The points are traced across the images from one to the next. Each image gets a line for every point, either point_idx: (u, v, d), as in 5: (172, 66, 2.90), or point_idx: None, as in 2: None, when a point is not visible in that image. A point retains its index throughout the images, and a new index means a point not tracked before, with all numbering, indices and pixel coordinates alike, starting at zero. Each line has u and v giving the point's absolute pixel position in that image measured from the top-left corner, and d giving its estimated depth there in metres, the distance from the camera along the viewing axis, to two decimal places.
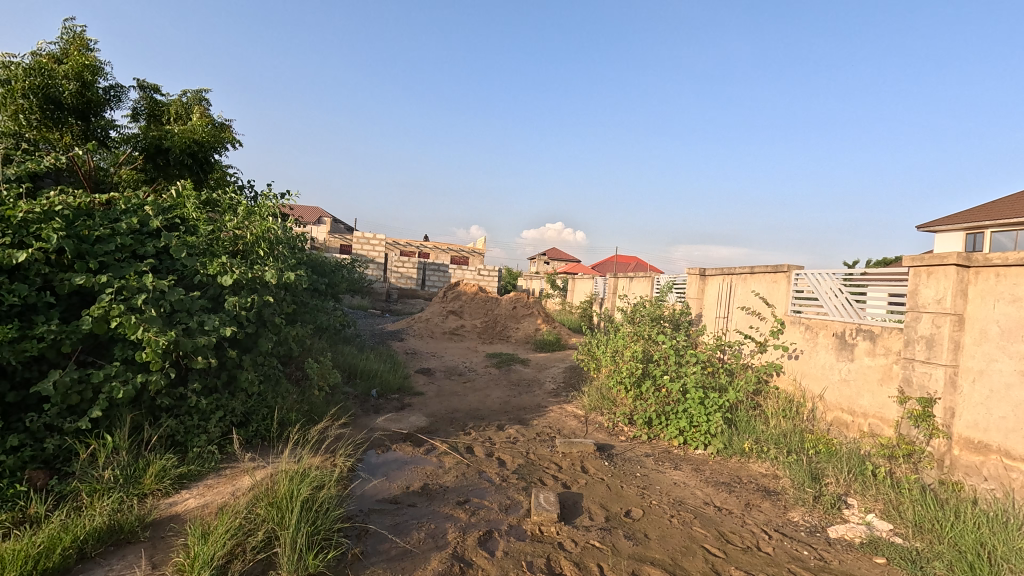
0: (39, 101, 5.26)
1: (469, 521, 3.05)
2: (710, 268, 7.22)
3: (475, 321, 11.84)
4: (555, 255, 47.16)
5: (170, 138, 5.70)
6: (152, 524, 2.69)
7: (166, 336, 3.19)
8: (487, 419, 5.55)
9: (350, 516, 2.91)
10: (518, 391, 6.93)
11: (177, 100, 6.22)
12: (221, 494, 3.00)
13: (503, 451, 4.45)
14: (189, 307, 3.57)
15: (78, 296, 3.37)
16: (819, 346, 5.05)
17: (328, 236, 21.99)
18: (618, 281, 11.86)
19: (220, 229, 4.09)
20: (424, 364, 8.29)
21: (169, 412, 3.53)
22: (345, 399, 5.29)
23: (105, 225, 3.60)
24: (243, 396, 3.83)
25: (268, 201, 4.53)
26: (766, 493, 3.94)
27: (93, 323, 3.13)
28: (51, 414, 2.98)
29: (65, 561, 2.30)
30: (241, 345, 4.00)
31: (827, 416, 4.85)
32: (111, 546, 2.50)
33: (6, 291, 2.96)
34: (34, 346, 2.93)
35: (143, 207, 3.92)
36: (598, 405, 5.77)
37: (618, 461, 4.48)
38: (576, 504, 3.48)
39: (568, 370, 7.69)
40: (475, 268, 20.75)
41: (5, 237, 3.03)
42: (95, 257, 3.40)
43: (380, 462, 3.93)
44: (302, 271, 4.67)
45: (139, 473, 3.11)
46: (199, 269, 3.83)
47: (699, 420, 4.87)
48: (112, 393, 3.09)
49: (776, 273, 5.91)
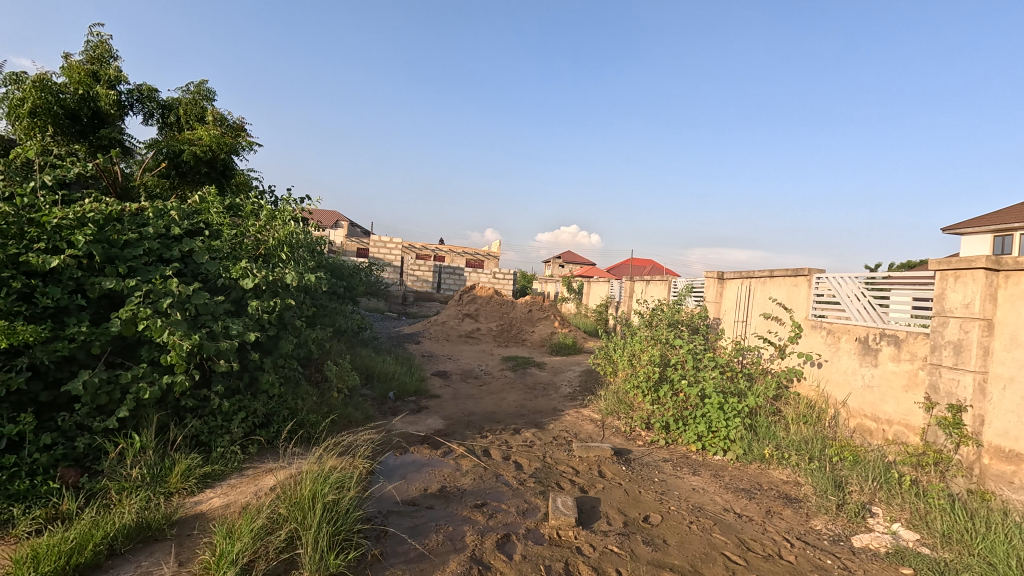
0: (57, 115, 5.23)
1: (487, 525, 3.05)
2: (729, 271, 7.13)
3: (491, 324, 11.87)
4: (571, 258, 47.11)
5: (188, 144, 5.81)
6: (178, 523, 2.75)
7: (190, 340, 3.27)
8: (504, 423, 5.55)
9: (369, 518, 2.93)
10: (534, 395, 6.91)
11: (186, 100, 6.28)
12: (244, 494, 3.05)
13: (520, 455, 4.45)
14: (213, 310, 3.65)
15: (107, 299, 3.48)
16: (842, 352, 4.96)
17: (345, 239, 22.36)
18: (633, 285, 11.73)
19: (243, 234, 4.18)
20: (440, 367, 8.34)
21: (193, 412, 3.59)
22: (363, 402, 5.34)
23: (134, 230, 3.72)
24: (265, 398, 3.90)
25: (295, 209, 4.66)
26: (788, 500, 3.88)
27: (122, 325, 3.23)
28: (82, 413, 3.08)
29: (95, 557, 2.36)
30: (262, 347, 4.07)
31: (851, 422, 4.76)
32: (139, 542, 2.56)
33: (40, 294, 3.06)
34: (65, 346, 3.02)
35: (170, 212, 4.03)
36: (615, 409, 5.75)
37: (636, 465, 4.45)
38: (593, 509, 3.47)
39: (584, 375, 7.68)
40: (491, 271, 20.77)
41: (40, 243, 3.15)
42: (124, 261, 3.52)
43: (398, 463, 3.97)
44: (321, 275, 4.75)
45: (165, 472, 3.18)
46: (222, 272, 3.90)
47: (718, 426, 4.81)
48: (139, 393, 3.18)
49: (796, 277, 5.81)
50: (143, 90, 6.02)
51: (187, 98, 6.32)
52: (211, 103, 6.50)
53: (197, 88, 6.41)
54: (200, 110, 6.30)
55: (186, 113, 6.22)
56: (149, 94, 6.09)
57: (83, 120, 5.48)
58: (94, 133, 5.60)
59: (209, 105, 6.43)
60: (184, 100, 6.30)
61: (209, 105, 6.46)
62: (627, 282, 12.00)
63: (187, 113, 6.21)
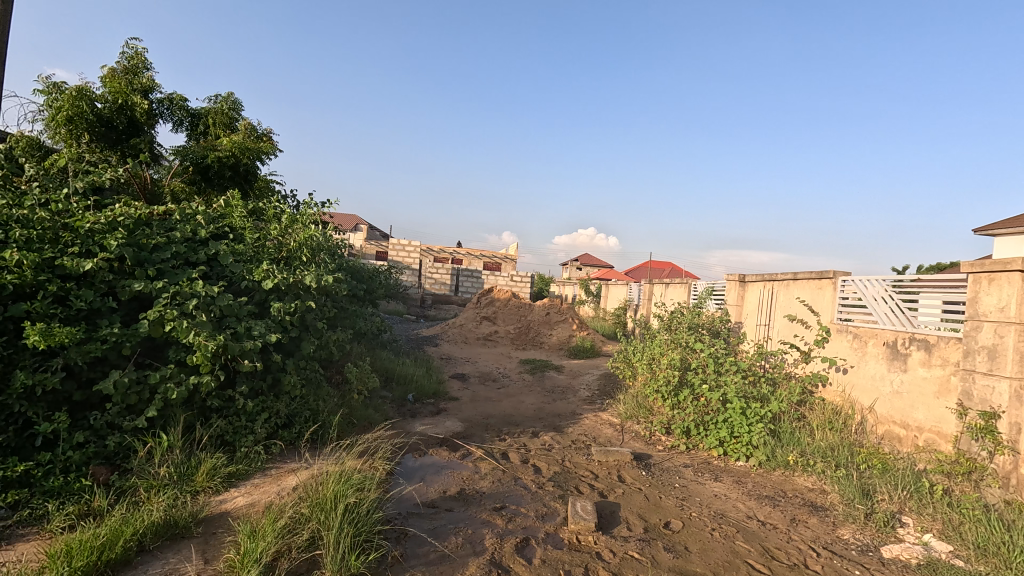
0: (92, 123, 5.41)
1: (506, 528, 3.04)
2: (751, 274, 7.01)
3: (509, 327, 11.87)
4: (589, 261, 46.93)
5: (213, 150, 5.95)
6: (204, 521, 2.81)
7: (215, 340, 3.34)
8: (522, 426, 5.54)
9: (389, 519, 2.95)
10: (552, 398, 6.88)
11: (215, 109, 6.44)
12: (267, 493, 3.10)
13: (538, 458, 4.44)
14: (237, 312, 3.72)
15: (137, 302, 3.57)
16: (868, 357, 4.84)
17: (364, 242, 22.65)
18: (652, 288, 11.62)
19: (265, 237, 4.25)
20: (459, 369, 8.37)
21: (218, 413, 3.66)
22: (382, 404, 5.39)
23: (162, 235, 3.82)
24: (287, 399, 3.95)
25: (315, 213, 4.72)
26: (814, 508, 3.79)
27: (150, 327, 3.31)
28: (112, 412, 3.17)
29: (126, 553, 2.42)
30: (284, 349, 4.14)
31: (879, 429, 4.63)
32: (167, 540, 2.62)
33: (74, 297, 3.16)
34: (97, 347, 3.11)
35: (196, 216, 4.13)
36: (634, 413, 5.69)
37: (656, 471, 4.40)
38: (613, 514, 3.43)
39: (603, 379, 7.62)
40: (509, 274, 20.80)
41: (73, 247, 3.26)
42: (152, 265, 3.62)
43: (417, 465, 3.99)
44: (342, 277, 4.80)
45: (192, 471, 3.25)
46: (245, 275, 3.98)
47: (740, 432, 4.73)
48: (167, 393, 3.26)
49: (820, 279, 5.68)
50: (174, 99, 6.15)
51: (215, 106, 6.47)
52: (239, 111, 6.64)
53: (227, 98, 6.56)
54: (228, 119, 6.45)
55: (214, 122, 6.38)
56: (179, 103, 6.25)
57: (117, 127, 5.65)
58: (127, 140, 5.76)
59: (237, 113, 6.58)
60: (213, 109, 6.46)
61: (237, 114, 6.61)
62: (645, 284, 11.90)
63: (216, 122, 6.37)
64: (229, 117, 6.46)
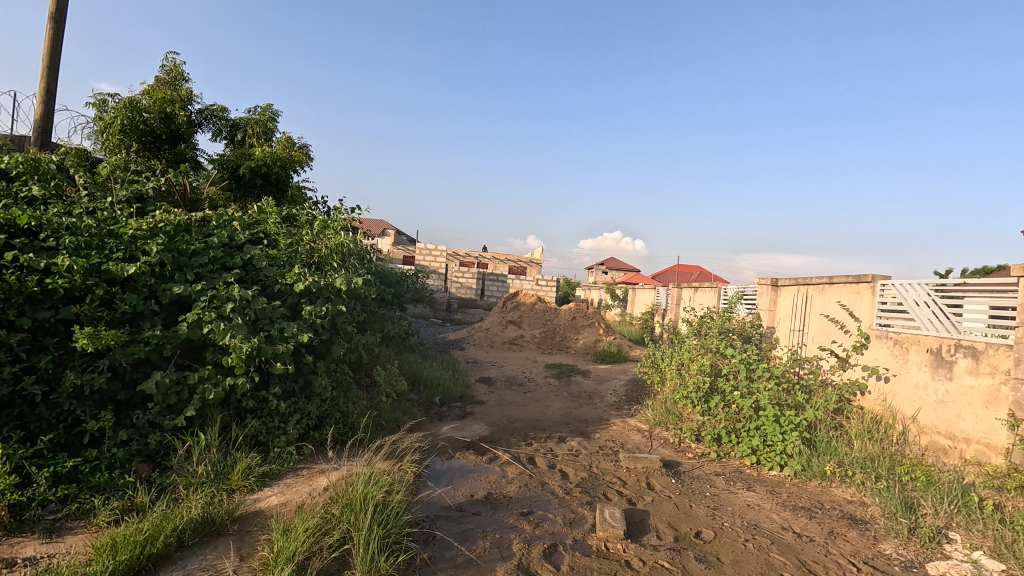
0: (139, 134, 5.66)
1: (533, 533, 3.03)
2: (784, 278, 6.82)
3: (535, 331, 11.86)
4: (615, 265, 46.51)
5: (248, 159, 6.14)
6: (240, 519, 2.88)
7: (250, 342, 3.43)
8: (549, 431, 5.51)
9: (417, 521, 2.97)
10: (579, 403, 6.83)
11: (253, 120, 6.65)
12: (299, 493, 3.16)
13: (565, 464, 4.41)
14: (271, 315, 3.81)
15: (177, 305, 3.70)
16: (911, 364, 4.64)
17: (392, 246, 23.02)
18: (681, 292, 11.44)
19: (298, 242, 4.35)
20: (485, 373, 8.40)
21: (253, 413, 3.76)
22: (410, 407, 5.44)
23: (200, 240, 3.95)
24: (318, 401, 4.03)
25: (345, 218, 4.82)
26: (853, 521, 3.65)
27: (189, 329, 3.43)
28: (154, 412, 3.30)
29: (166, 548, 2.50)
30: (315, 351, 4.22)
31: (922, 440, 4.45)
32: (204, 536, 2.69)
33: (118, 300, 3.29)
34: (140, 349, 3.24)
35: (233, 222, 4.27)
36: (663, 419, 5.61)
37: (686, 478, 4.31)
38: (642, 522, 3.38)
39: (630, 384, 7.53)
40: (534, 278, 20.79)
41: (118, 252, 3.41)
42: (192, 269, 3.75)
43: (445, 468, 4.01)
44: (371, 281, 4.88)
45: (228, 469, 3.34)
46: (279, 279, 4.08)
47: (773, 440, 4.60)
48: (204, 394, 3.36)
49: (858, 283, 5.49)
50: (213, 110, 6.40)
51: (254, 117, 6.68)
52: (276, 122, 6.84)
53: (266, 110, 6.78)
54: (265, 129, 6.65)
55: (252, 132, 6.58)
56: (219, 114, 6.48)
57: (161, 138, 5.88)
58: (170, 150, 5.99)
59: (274, 124, 6.78)
60: (251, 120, 6.67)
61: (274, 125, 6.81)
62: (674, 289, 11.72)
63: (253, 132, 6.58)
64: (266, 128, 6.66)
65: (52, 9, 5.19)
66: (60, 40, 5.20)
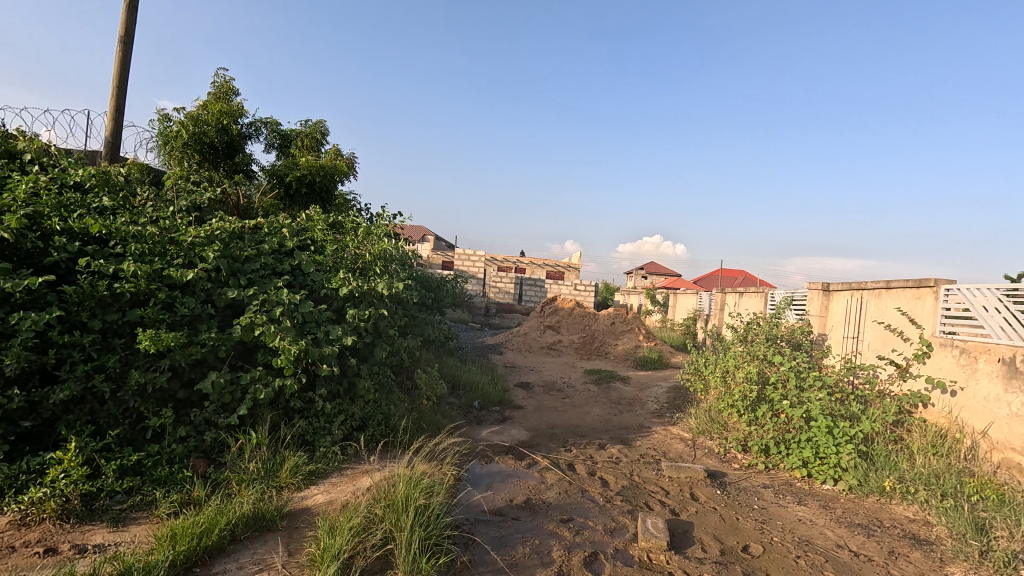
0: (199, 145, 6.00)
1: (574, 541, 2.99)
2: (837, 282, 6.52)
3: (573, 336, 11.78)
4: (655, 269, 45.63)
5: (297, 169, 6.39)
6: (288, 515, 2.98)
7: (298, 345, 3.56)
8: (589, 437, 5.45)
9: (458, 524, 2.99)
10: (619, 410, 6.73)
11: (303, 133, 6.93)
12: (344, 492, 3.25)
13: (606, 471, 4.34)
14: (317, 318, 3.94)
15: (232, 309, 3.88)
16: (980, 375, 4.35)
17: (431, 252, 23.42)
18: (725, 297, 11.11)
19: (343, 248, 4.49)
20: (523, 378, 8.39)
21: (300, 413, 3.89)
22: (450, 410, 5.50)
23: (252, 247, 4.14)
24: (361, 403, 4.13)
25: (387, 225, 4.93)
26: (915, 541, 3.43)
27: (242, 331, 3.59)
28: (209, 410, 3.46)
29: (220, 541, 2.61)
30: (359, 354, 4.33)
31: (993, 456, 4.14)
32: (255, 531, 2.80)
33: (178, 304, 3.49)
34: (198, 350, 3.41)
35: (282, 230, 4.45)
36: (707, 428, 5.44)
37: (732, 490, 4.17)
38: (686, 534, 3.28)
39: (672, 392, 7.36)
40: (573, 283, 20.66)
41: (178, 258, 3.62)
42: (245, 275, 3.93)
43: (484, 472, 4.03)
44: (412, 286, 4.97)
45: (277, 467, 3.47)
46: (325, 283, 4.21)
47: (826, 452, 4.38)
48: (256, 394, 3.51)
49: (918, 288, 5.19)
50: (267, 123, 6.72)
51: (304, 130, 6.97)
52: (324, 136, 7.11)
53: (316, 124, 7.05)
54: (314, 141, 6.92)
55: (301, 144, 6.86)
56: (272, 127, 6.79)
57: (219, 149, 6.20)
58: (226, 160, 6.31)
59: (323, 138, 7.05)
60: (302, 133, 6.96)
61: (324, 138, 7.08)
62: (717, 294, 11.39)
63: (303, 144, 6.86)
64: (314, 140, 6.93)
65: (121, 33, 5.57)
66: (128, 61, 5.58)
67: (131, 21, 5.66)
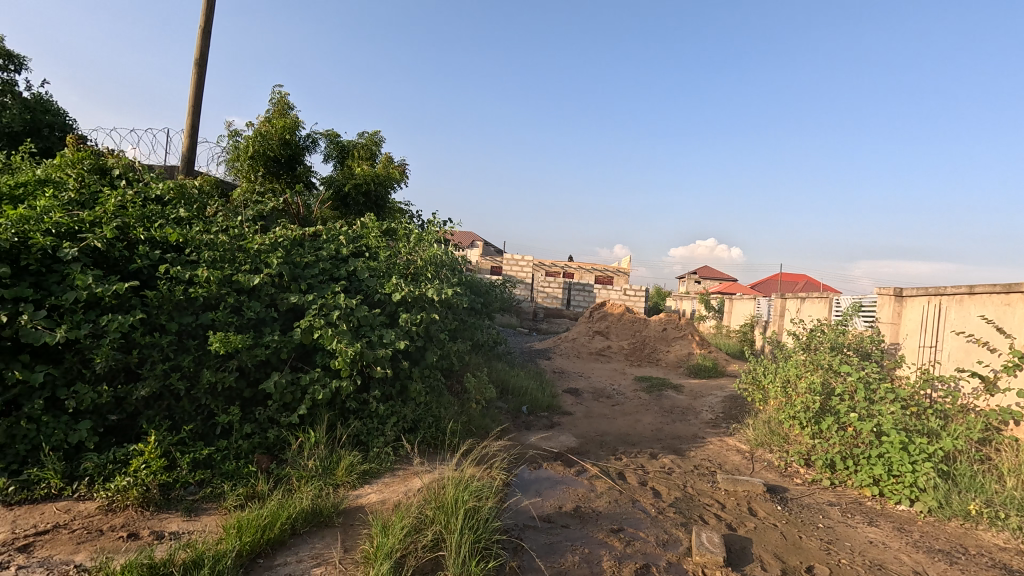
0: (264, 159, 6.37)
1: (624, 552, 2.93)
2: (911, 288, 6.07)
3: (623, 342, 11.57)
4: (708, 274, 44.15)
5: (354, 178, 6.67)
6: (344, 512, 3.09)
7: (353, 348, 3.68)
8: (639, 446, 5.33)
9: (507, 529, 3.00)
10: (671, 418, 6.54)
11: (359, 144, 7.22)
12: (396, 493, 3.33)
13: (657, 481, 4.22)
14: (372, 322, 4.08)
15: (293, 313, 4.07)
16: None
17: (480, 257, 23.72)
18: (785, 303, 10.60)
19: (396, 254, 4.62)
20: (572, 384, 8.32)
21: (355, 414, 4.03)
22: (498, 414, 5.53)
23: (312, 254, 4.34)
24: (413, 405, 4.22)
25: (435, 230, 5.05)
26: (1006, 571, 3.12)
27: (302, 334, 3.76)
28: (272, 409, 3.65)
29: (282, 534, 2.74)
30: (410, 358, 4.43)
31: None
32: (314, 526, 2.92)
33: (245, 308, 3.70)
34: (262, 351, 3.61)
35: (340, 237, 4.64)
36: (766, 440, 5.20)
37: (793, 506, 3.95)
38: (744, 551, 3.13)
39: (728, 401, 7.08)
40: (622, 288, 20.31)
41: (246, 264, 3.85)
42: (305, 280, 4.12)
43: (533, 478, 4.01)
44: (462, 291, 5.05)
45: (334, 465, 3.60)
46: (379, 288, 4.35)
47: (901, 470, 4.07)
48: (314, 394, 3.66)
49: (1011, 293, 4.79)
50: (326, 136, 7.05)
51: (360, 141, 7.27)
52: (379, 146, 7.38)
53: (372, 135, 7.33)
54: (369, 151, 7.19)
55: (357, 155, 7.15)
56: (330, 139, 7.11)
57: (283, 162, 6.56)
58: (289, 172, 6.66)
59: (377, 148, 7.32)
60: (357, 144, 7.26)
61: (378, 148, 7.35)
62: (777, 300, 10.88)
63: (358, 154, 7.14)
64: (369, 151, 7.21)
65: (196, 56, 6.01)
66: (202, 82, 6.00)
67: (206, 45, 6.10)
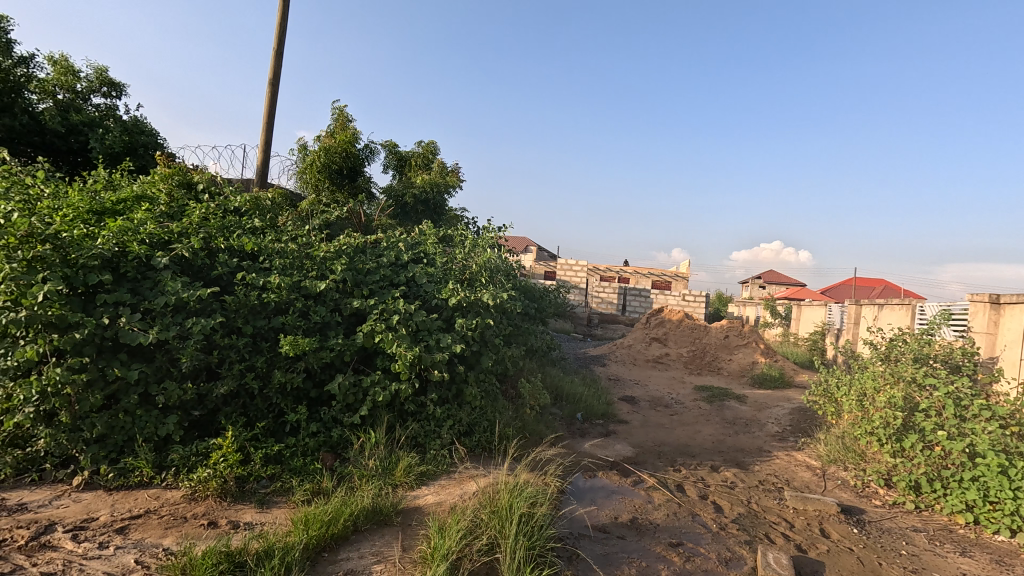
0: (329, 171, 6.72)
1: (684, 568, 2.83)
2: (1010, 294, 5.51)
3: (681, 349, 11.22)
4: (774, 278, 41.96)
5: (412, 188, 6.92)
6: (402, 512, 3.18)
7: (412, 352, 3.79)
8: (700, 458, 5.13)
9: (561, 537, 2.97)
10: (734, 430, 6.26)
11: (416, 154, 7.47)
12: (452, 495, 3.39)
13: (719, 496, 4.05)
14: (429, 326, 4.18)
15: (355, 317, 4.25)
16: None
17: (534, 262, 23.79)
18: (860, 310, 9.90)
19: (452, 260, 4.73)
20: (628, 391, 8.16)
21: (413, 416, 4.14)
22: (553, 420, 5.50)
23: (373, 261, 4.52)
24: (468, 409, 4.29)
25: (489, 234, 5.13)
26: None
27: (364, 338, 3.91)
28: (336, 409, 3.82)
29: (345, 530, 2.86)
30: (466, 362, 4.50)
31: None
32: (374, 524, 3.02)
33: (312, 312, 3.91)
34: (328, 354, 3.79)
35: (399, 244, 4.81)
36: (840, 457, 4.86)
37: (871, 529, 3.67)
38: None
39: (796, 414, 6.69)
40: (681, 293, 19.70)
41: (313, 271, 4.07)
42: (367, 286, 4.29)
43: (588, 486, 3.96)
44: (516, 297, 5.08)
45: (393, 465, 3.72)
46: (436, 294, 4.45)
47: (999, 496, 3.68)
48: (375, 396, 3.80)
49: None
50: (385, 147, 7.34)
51: (417, 151, 7.51)
52: (435, 155, 7.60)
53: (429, 144, 7.56)
54: (426, 160, 7.42)
55: (414, 164, 7.40)
56: (389, 149, 7.40)
57: (346, 174, 6.90)
58: (351, 183, 6.99)
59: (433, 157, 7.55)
60: (415, 153, 7.51)
61: (434, 157, 7.58)
62: (851, 306, 10.18)
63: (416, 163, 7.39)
64: (426, 159, 7.43)
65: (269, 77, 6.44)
66: (274, 100, 6.42)
67: (277, 66, 6.52)
